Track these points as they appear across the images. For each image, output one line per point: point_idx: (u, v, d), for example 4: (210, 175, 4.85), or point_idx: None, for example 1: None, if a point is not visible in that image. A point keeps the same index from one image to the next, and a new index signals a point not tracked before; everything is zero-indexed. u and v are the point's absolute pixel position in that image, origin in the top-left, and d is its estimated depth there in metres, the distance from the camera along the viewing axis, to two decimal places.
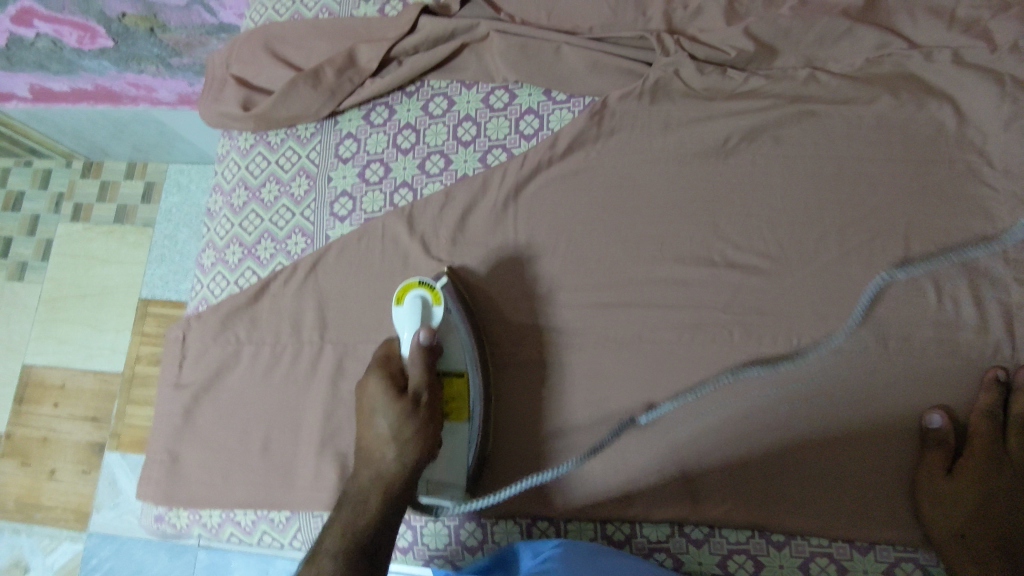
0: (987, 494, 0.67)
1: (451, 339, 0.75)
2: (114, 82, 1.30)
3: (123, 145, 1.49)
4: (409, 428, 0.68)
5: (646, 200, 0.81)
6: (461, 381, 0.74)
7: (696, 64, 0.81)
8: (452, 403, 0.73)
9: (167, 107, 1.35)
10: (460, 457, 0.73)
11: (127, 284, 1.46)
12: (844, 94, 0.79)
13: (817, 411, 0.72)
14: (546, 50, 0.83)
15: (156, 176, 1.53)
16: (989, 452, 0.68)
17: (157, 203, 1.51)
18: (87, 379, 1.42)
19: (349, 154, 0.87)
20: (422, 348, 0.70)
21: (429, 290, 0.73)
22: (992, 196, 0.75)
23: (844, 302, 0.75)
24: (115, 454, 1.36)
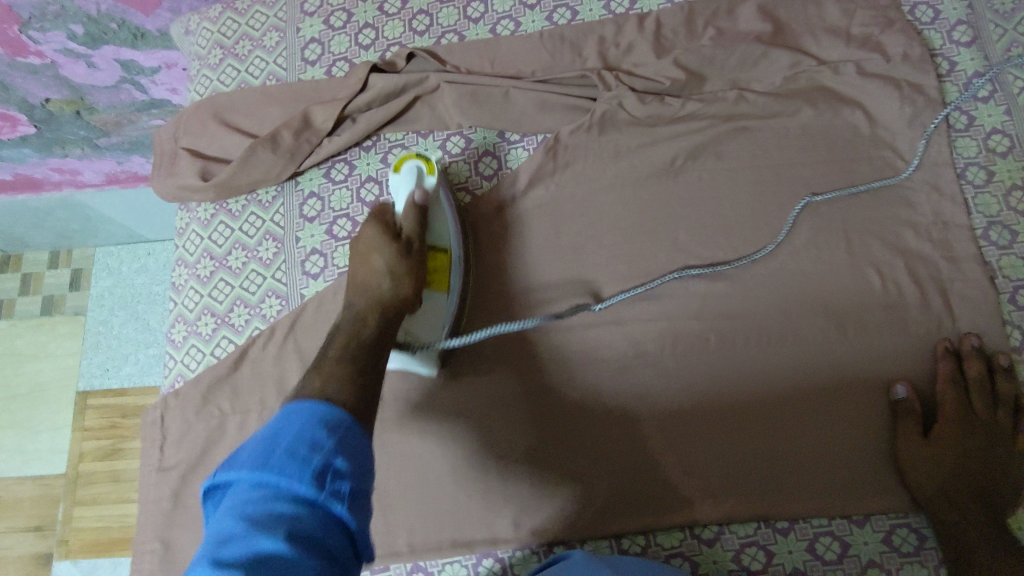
0: (963, 453, 0.73)
1: (442, 234, 0.80)
2: (36, 170, 1.28)
3: (47, 234, 1.44)
4: (406, 265, 0.71)
5: (609, 224, 0.86)
6: (444, 258, 0.79)
7: (637, 95, 0.87)
8: (434, 276, 0.77)
9: (94, 188, 1.35)
10: (438, 321, 0.76)
11: (60, 379, 1.39)
12: (770, 109, 0.87)
13: (798, 397, 0.78)
14: (496, 94, 0.88)
15: (84, 262, 1.48)
16: (957, 414, 0.75)
17: (87, 289, 1.45)
18: (25, 487, 1.32)
19: (315, 212, 0.88)
20: (416, 204, 0.77)
21: (426, 163, 0.81)
22: (910, 185, 0.84)
23: (800, 296, 0.82)
24: (65, 563, 1.25)
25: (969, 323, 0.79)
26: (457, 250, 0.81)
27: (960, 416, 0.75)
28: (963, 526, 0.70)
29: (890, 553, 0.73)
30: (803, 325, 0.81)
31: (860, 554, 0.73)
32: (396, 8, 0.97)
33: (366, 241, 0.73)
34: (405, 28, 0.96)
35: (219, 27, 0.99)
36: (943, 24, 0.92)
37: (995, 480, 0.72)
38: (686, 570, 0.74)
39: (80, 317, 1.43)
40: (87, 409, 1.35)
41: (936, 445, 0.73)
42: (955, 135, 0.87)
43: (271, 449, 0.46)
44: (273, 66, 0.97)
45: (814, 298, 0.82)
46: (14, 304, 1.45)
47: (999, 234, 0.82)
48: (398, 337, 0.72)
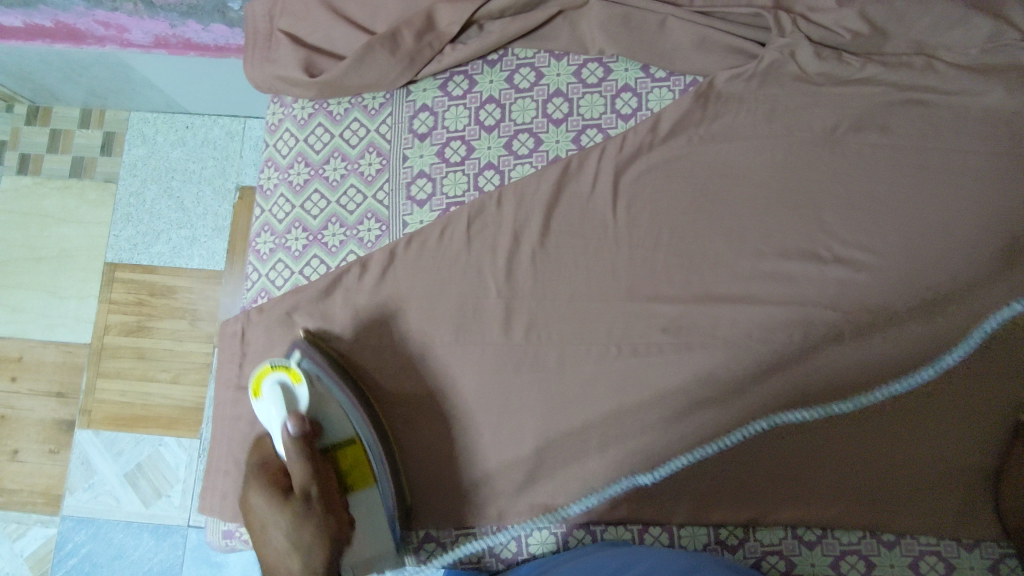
0: None
1: (341, 419, 0.69)
2: (80, 19, 1.05)
3: (77, 90, 1.28)
4: (307, 531, 0.62)
5: (751, 190, 0.77)
6: (357, 450, 0.70)
7: (814, 47, 0.76)
8: (352, 475, 0.69)
9: (140, 50, 1.10)
10: (381, 526, 0.70)
11: (87, 246, 1.31)
12: (957, 85, 0.77)
13: (921, 408, 0.74)
14: (650, 23, 0.77)
15: (117, 126, 1.35)
16: None
17: (119, 156, 1.34)
18: (49, 352, 1.27)
19: (426, 129, 0.78)
20: (293, 439, 0.63)
21: (286, 373, 0.66)
22: None
23: (951, 301, 0.75)
24: (87, 432, 1.23)
25: None
26: (368, 433, 0.70)
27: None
28: None
29: None
30: (945, 334, 0.74)
31: None
32: None
33: (254, 511, 0.64)
34: None
35: None
36: None
37: None
38: (780, 568, 0.71)
39: (110, 185, 1.33)
40: (114, 282, 1.29)
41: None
42: None
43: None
44: None
45: (960, 306, 0.75)
46: (41, 160, 1.34)
47: None
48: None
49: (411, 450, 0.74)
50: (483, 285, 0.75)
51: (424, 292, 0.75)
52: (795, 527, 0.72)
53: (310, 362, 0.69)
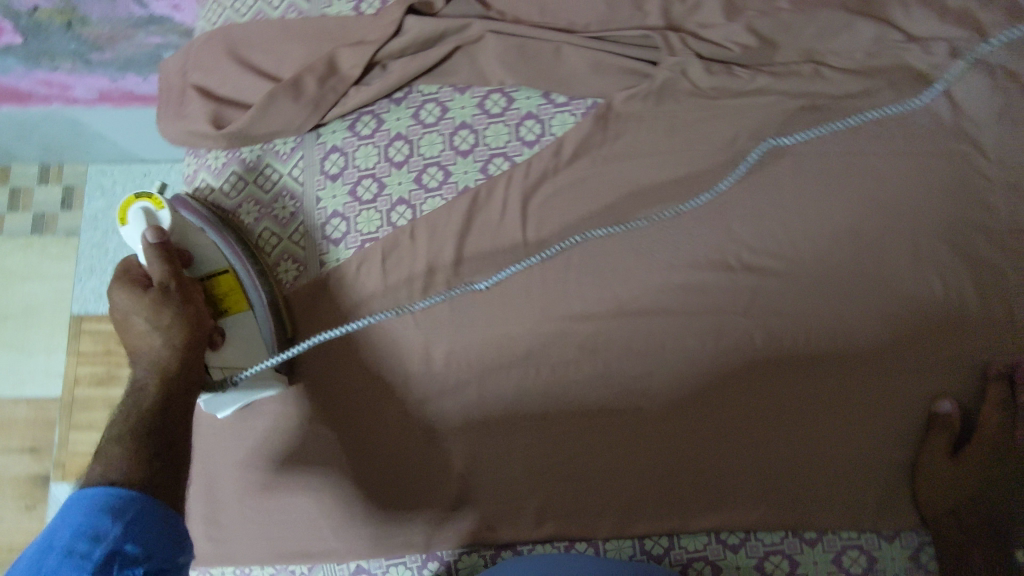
0: (988, 480, 0.72)
1: (211, 253, 0.73)
2: (23, 80, 1.10)
3: (30, 146, 1.29)
4: (169, 312, 0.62)
5: (656, 204, 0.79)
6: (228, 278, 0.73)
7: (703, 64, 0.78)
8: (224, 299, 0.72)
9: (83, 106, 1.14)
10: (253, 332, 0.73)
11: (52, 301, 1.30)
12: (847, 89, 0.79)
13: (838, 405, 0.75)
14: (545, 51, 0.79)
15: (75, 179, 1.34)
16: (996, 442, 0.72)
17: (79, 209, 1.33)
18: (19, 409, 1.26)
19: (337, 170, 0.80)
20: (153, 244, 0.66)
21: (152, 202, 0.70)
22: (988, 186, 0.78)
23: (858, 298, 0.77)
24: (63, 486, 1.21)
25: None
26: (253, 291, 0.75)
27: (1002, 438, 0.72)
28: (965, 547, 0.70)
29: (915, 570, 0.72)
30: (852, 330, 0.76)
31: (886, 570, 0.72)
32: None
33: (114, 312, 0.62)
34: None
35: None
36: None
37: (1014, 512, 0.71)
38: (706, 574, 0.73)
39: (71, 238, 1.33)
40: (81, 334, 1.28)
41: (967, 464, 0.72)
42: None
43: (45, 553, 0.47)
44: None
45: (867, 302, 0.76)
46: (1, 220, 1.34)
47: None
48: (210, 376, 0.69)
49: (340, 485, 0.75)
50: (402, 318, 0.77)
51: (346, 328, 0.78)
52: (719, 532, 0.73)
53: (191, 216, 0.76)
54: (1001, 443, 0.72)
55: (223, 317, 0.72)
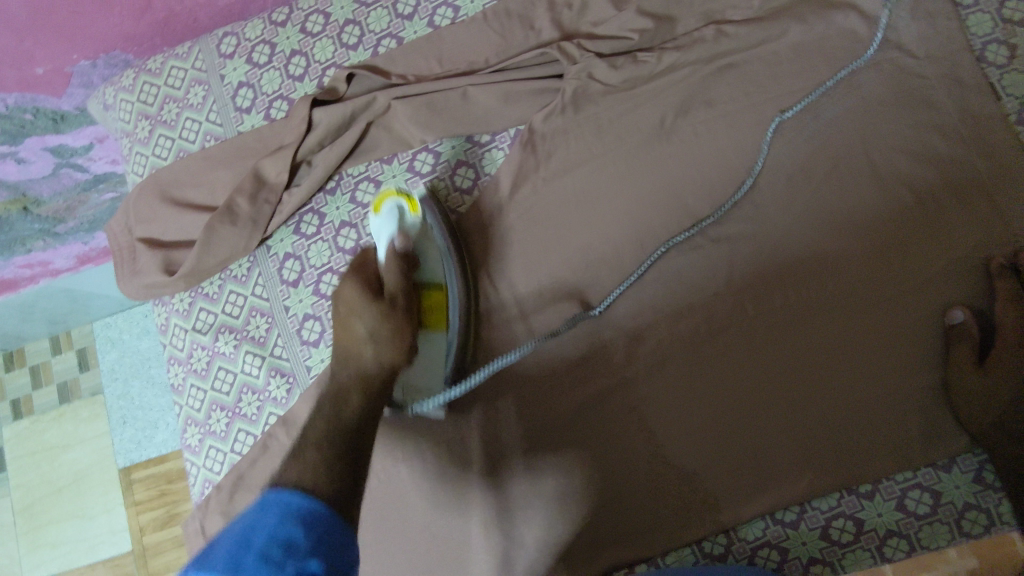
0: None
1: (433, 266, 0.72)
2: (5, 271, 1.15)
3: (36, 324, 1.32)
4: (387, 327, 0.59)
5: (608, 208, 0.78)
6: (441, 295, 0.71)
7: (607, 61, 0.78)
8: (433, 313, 0.70)
9: (70, 273, 1.21)
10: (438, 365, 0.71)
11: (98, 463, 1.30)
12: (755, 38, 0.78)
13: (852, 345, 0.73)
14: (453, 98, 0.79)
15: (85, 340, 1.37)
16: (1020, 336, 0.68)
17: (97, 366, 1.35)
18: (99, 572, 1.25)
19: (296, 275, 0.81)
20: (397, 251, 0.67)
21: (407, 201, 0.73)
22: (928, 83, 0.76)
23: (836, 235, 0.75)
24: None
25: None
26: (455, 286, 0.74)
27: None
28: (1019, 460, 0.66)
29: (984, 492, 0.69)
30: (837, 268, 0.74)
31: (954, 500, 0.69)
32: (320, 25, 0.86)
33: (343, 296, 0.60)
34: (335, 45, 0.86)
35: (137, 95, 0.88)
36: None
37: None
38: (774, 559, 0.71)
39: (97, 397, 1.34)
40: (134, 484, 1.28)
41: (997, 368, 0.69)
42: (966, 13, 0.78)
43: (244, 551, 0.39)
44: (207, 124, 0.87)
45: (847, 235, 0.74)
46: (30, 399, 1.35)
47: None
48: (392, 393, 0.68)
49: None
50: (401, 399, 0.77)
51: None
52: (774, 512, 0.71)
53: (438, 222, 0.76)
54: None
55: (423, 330, 0.69)
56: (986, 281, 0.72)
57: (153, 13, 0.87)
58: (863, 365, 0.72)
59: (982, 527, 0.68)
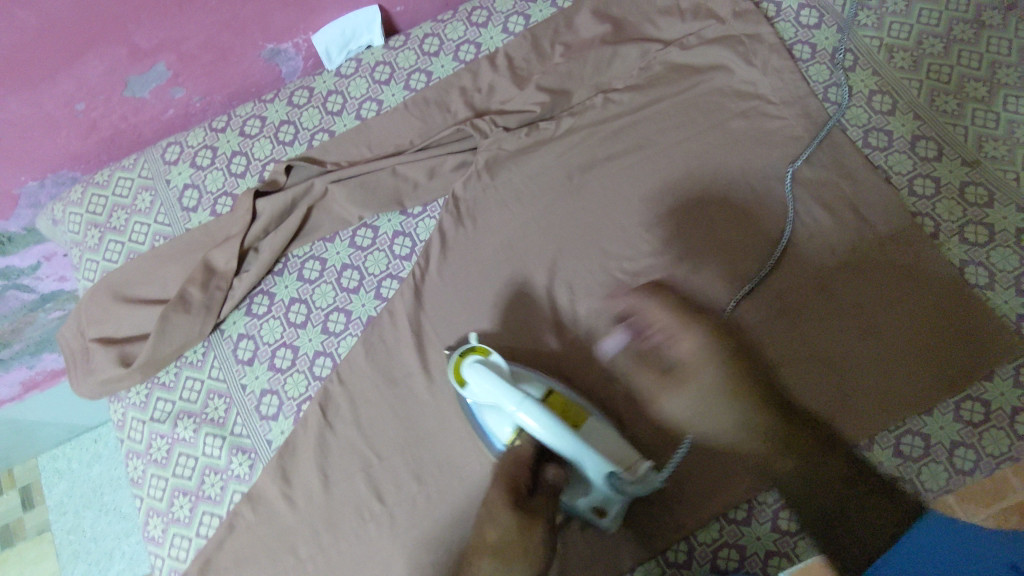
0: (908, 355, 0.78)
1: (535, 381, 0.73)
2: None
3: None
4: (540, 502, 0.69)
5: (534, 257, 0.86)
6: (556, 397, 0.72)
7: (512, 134, 0.89)
8: (568, 417, 0.71)
9: (13, 402, 1.14)
10: (614, 445, 0.71)
11: None
12: (637, 102, 0.90)
13: (764, 347, 0.80)
14: (384, 177, 0.88)
15: (29, 475, 1.27)
16: (896, 318, 0.79)
17: (42, 502, 1.25)
18: None
19: (250, 353, 0.85)
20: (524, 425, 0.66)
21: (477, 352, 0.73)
22: (786, 123, 0.88)
23: (736, 256, 0.84)
24: None
25: (885, 222, 0.83)
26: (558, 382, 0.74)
27: (916, 312, 0.79)
28: (920, 425, 0.76)
29: (907, 464, 0.75)
30: (755, 278, 0.83)
31: (883, 476, 0.75)
32: (257, 127, 0.95)
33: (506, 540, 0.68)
34: (272, 143, 0.94)
35: (86, 206, 0.94)
36: None
37: (944, 372, 0.77)
38: (735, 557, 0.75)
39: (45, 534, 1.23)
40: None
41: (900, 349, 0.78)
42: (805, 65, 0.91)
43: None
44: (156, 225, 0.92)
45: (746, 254, 0.84)
46: None
47: (878, 138, 0.87)
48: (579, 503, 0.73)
49: None
50: (362, 456, 0.80)
51: (313, 490, 0.79)
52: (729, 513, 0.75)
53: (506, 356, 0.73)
54: (918, 318, 0.79)
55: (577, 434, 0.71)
56: (886, 272, 0.81)
57: (99, 132, 0.94)
58: (777, 363, 0.79)
59: (912, 497, 0.74)
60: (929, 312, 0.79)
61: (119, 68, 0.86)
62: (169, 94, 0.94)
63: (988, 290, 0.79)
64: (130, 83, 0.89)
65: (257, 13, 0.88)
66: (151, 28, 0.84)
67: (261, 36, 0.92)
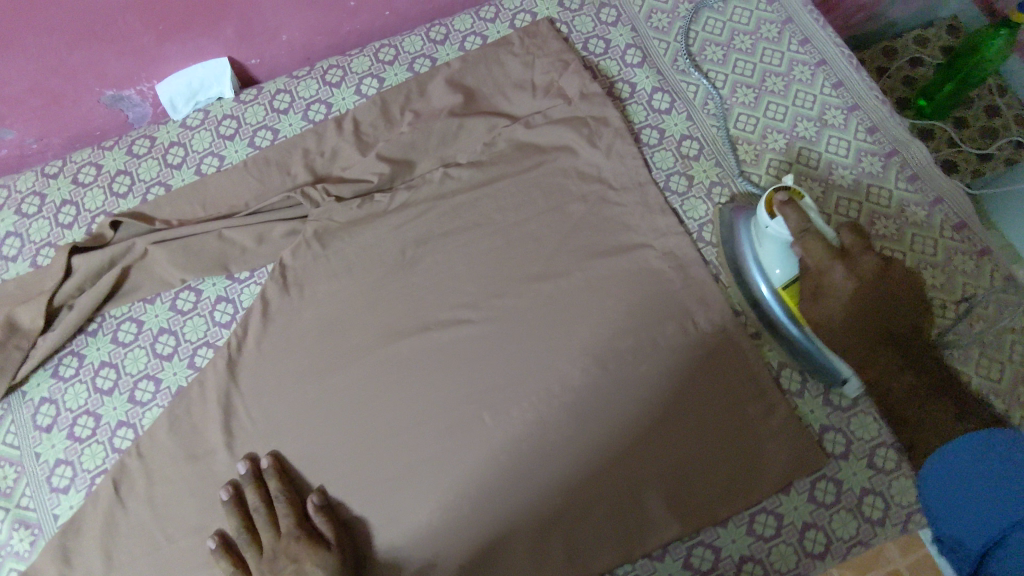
0: (713, 456, 0.76)
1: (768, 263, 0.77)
2: None
3: None
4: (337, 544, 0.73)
5: (356, 334, 0.83)
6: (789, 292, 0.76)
7: (344, 204, 0.86)
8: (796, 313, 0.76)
9: None
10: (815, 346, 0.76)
11: None
12: (476, 180, 0.88)
13: (571, 440, 0.77)
14: (208, 242, 0.85)
15: None
16: (705, 416, 0.77)
17: None
18: None
19: (49, 419, 0.81)
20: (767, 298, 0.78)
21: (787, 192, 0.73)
22: (625, 210, 0.86)
23: (561, 345, 0.81)
24: None
25: (708, 321, 0.81)
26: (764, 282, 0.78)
27: (725, 437, 0.76)
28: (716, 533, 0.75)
29: None
30: (577, 370, 0.80)
31: None
32: (91, 176, 0.91)
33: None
34: (105, 194, 0.91)
35: None
36: (615, 51, 0.95)
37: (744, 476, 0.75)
38: None
39: None
40: None
41: (695, 474, 0.75)
42: (651, 152, 0.90)
43: None
44: None
45: (573, 341, 0.81)
46: None
47: (711, 233, 0.87)
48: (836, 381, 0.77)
49: None
50: (151, 536, 0.76)
51: (94, 571, 0.75)
52: (926, 416, 0.65)
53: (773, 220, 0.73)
54: (723, 445, 0.76)
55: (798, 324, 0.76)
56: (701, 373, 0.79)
57: None
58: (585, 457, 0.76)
59: None
60: (734, 439, 0.76)
61: None
62: None
63: (796, 396, 0.79)
64: None
65: (88, 60, 0.84)
66: None
67: (98, 83, 0.88)
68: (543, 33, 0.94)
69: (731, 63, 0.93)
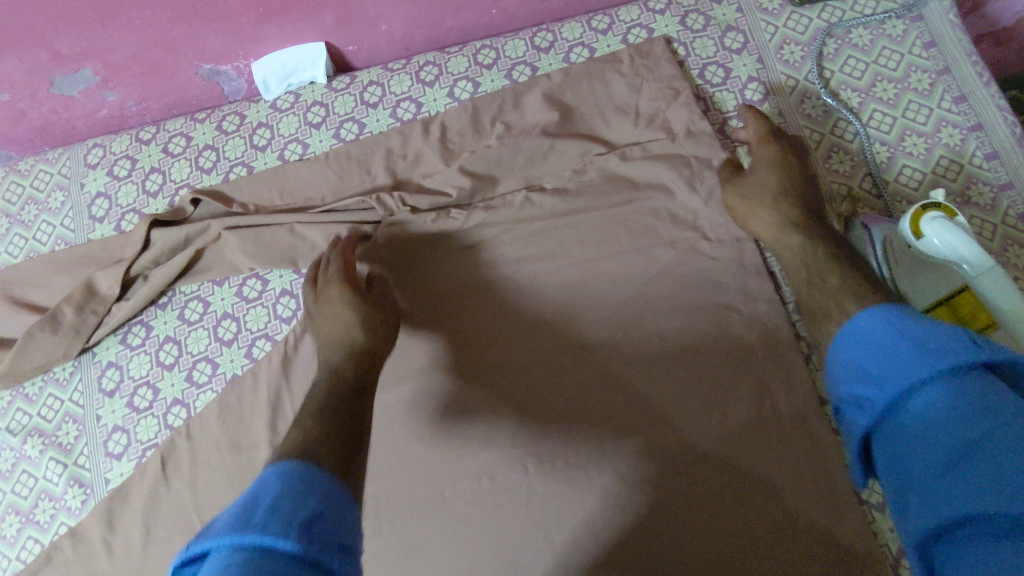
0: (770, 546, 0.68)
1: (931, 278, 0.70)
2: None
3: None
4: None
5: (413, 352, 0.79)
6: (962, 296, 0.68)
7: (419, 215, 0.83)
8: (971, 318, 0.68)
9: None
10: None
11: None
12: (558, 210, 0.82)
13: (614, 494, 0.71)
14: (279, 236, 0.83)
15: None
16: (767, 500, 0.69)
17: None
18: None
19: (113, 384, 0.84)
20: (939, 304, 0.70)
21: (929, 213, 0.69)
22: (717, 266, 0.78)
23: (622, 400, 0.74)
24: None
25: (790, 406, 0.72)
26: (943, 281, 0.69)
27: (782, 532, 0.68)
28: None
29: None
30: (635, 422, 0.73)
31: None
32: (181, 147, 0.92)
33: None
34: (191, 167, 0.91)
35: (4, 194, 0.95)
36: (735, 83, 0.86)
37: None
38: None
39: None
40: None
41: (746, 560, 0.67)
42: None
43: None
44: (60, 228, 0.92)
45: (636, 394, 0.74)
46: None
47: None
48: None
49: None
50: (187, 518, 0.77)
51: (133, 541, 0.77)
52: None
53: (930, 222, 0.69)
54: (781, 534, 0.68)
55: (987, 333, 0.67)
56: (771, 452, 0.70)
57: (29, 121, 0.91)
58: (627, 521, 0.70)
59: None
60: (795, 531, 0.68)
61: (41, 69, 0.83)
62: (100, 96, 0.90)
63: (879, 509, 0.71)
64: (56, 82, 0.86)
65: (187, 35, 0.83)
66: (73, 38, 0.80)
67: (197, 57, 0.87)
68: (658, 54, 0.86)
69: (866, 113, 0.82)
